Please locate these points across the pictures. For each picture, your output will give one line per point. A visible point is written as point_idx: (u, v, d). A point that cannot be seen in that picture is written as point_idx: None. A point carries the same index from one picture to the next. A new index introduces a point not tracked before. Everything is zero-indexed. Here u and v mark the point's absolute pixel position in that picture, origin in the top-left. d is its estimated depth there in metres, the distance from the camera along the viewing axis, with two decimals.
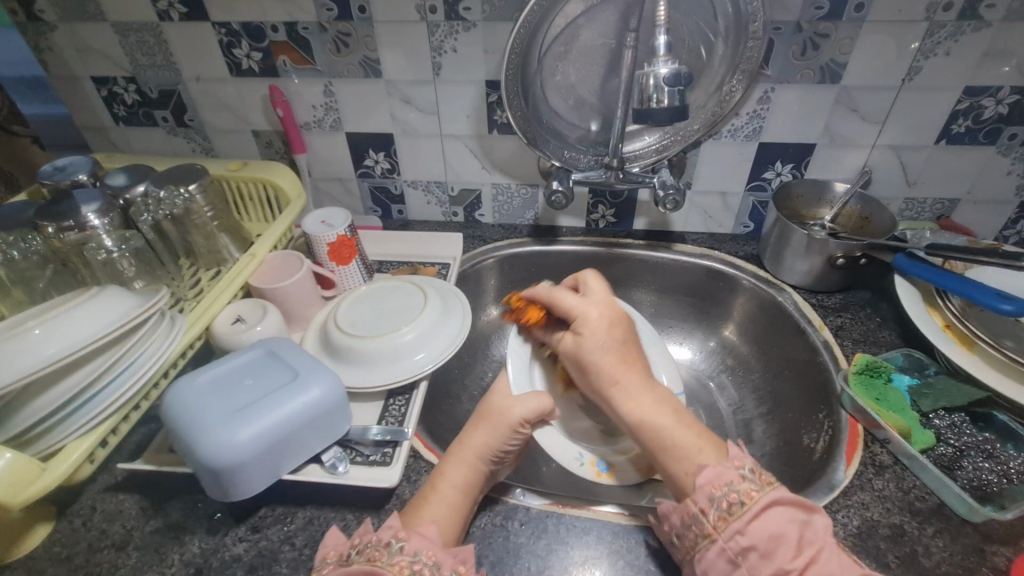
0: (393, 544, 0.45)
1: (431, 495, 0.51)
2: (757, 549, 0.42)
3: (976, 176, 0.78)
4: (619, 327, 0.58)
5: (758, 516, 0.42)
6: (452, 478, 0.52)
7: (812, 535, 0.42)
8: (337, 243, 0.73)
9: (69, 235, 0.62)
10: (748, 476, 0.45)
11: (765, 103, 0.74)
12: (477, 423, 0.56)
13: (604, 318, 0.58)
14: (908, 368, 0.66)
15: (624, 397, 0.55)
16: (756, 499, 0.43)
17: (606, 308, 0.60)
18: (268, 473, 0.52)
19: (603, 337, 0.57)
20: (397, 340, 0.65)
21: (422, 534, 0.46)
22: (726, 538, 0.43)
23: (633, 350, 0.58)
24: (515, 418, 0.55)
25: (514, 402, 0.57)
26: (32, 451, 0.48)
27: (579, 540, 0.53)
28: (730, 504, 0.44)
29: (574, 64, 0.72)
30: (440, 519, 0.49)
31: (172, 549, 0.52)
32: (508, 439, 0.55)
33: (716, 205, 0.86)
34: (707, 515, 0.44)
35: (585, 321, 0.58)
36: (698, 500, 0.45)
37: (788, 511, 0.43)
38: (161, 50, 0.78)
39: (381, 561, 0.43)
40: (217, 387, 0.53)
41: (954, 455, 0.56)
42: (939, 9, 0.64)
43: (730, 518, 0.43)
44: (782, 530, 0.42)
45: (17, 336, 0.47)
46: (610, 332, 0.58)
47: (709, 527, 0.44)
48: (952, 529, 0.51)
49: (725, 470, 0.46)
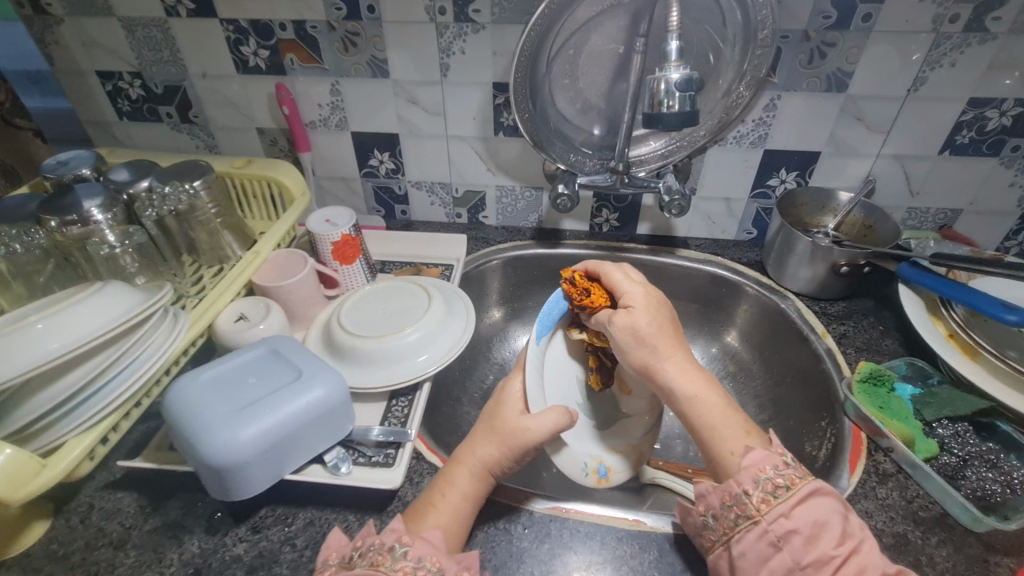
0: (397, 548, 0.44)
1: (439, 502, 0.50)
2: (800, 533, 0.42)
3: (978, 187, 0.79)
4: (665, 307, 0.57)
5: (803, 502, 0.43)
6: (460, 487, 0.52)
7: (853, 528, 0.43)
8: (341, 242, 0.73)
9: (72, 229, 0.62)
10: (791, 464, 0.46)
11: (771, 110, 0.75)
12: (488, 434, 0.54)
13: (651, 297, 0.57)
14: (911, 377, 0.66)
15: (676, 370, 0.53)
16: (799, 485, 0.44)
17: (651, 289, 0.58)
18: (271, 473, 0.52)
19: (654, 312, 0.56)
20: (401, 340, 0.65)
21: (427, 539, 0.46)
22: (771, 519, 0.43)
23: (677, 327, 0.57)
24: (534, 436, 0.52)
25: (529, 417, 0.53)
26: (32, 446, 0.47)
27: (582, 545, 0.52)
28: (775, 487, 0.44)
29: (583, 68, 0.72)
30: (444, 527, 0.49)
31: (170, 548, 0.51)
32: (525, 455, 0.53)
33: (719, 211, 0.87)
34: (751, 497, 0.44)
35: (636, 296, 0.56)
36: (742, 481, 0.45)
37: (829, 502, 0.44)
38: (167, 45, 0.78)
39: (385, 565, 0.43)
40: (222, 389, 0.53)
41: (957, 464, 0.56)
42: (946, 20, 0.65)
43: (775, 500, 0.44)
44: (824, 518, 0.43)
45: (19, 330, 0.47)
46: (659, 310, 0.56)
47: (752, 508, 0.44)
48: (955, 538, 0.51)
49: (771, 455, 0.46)
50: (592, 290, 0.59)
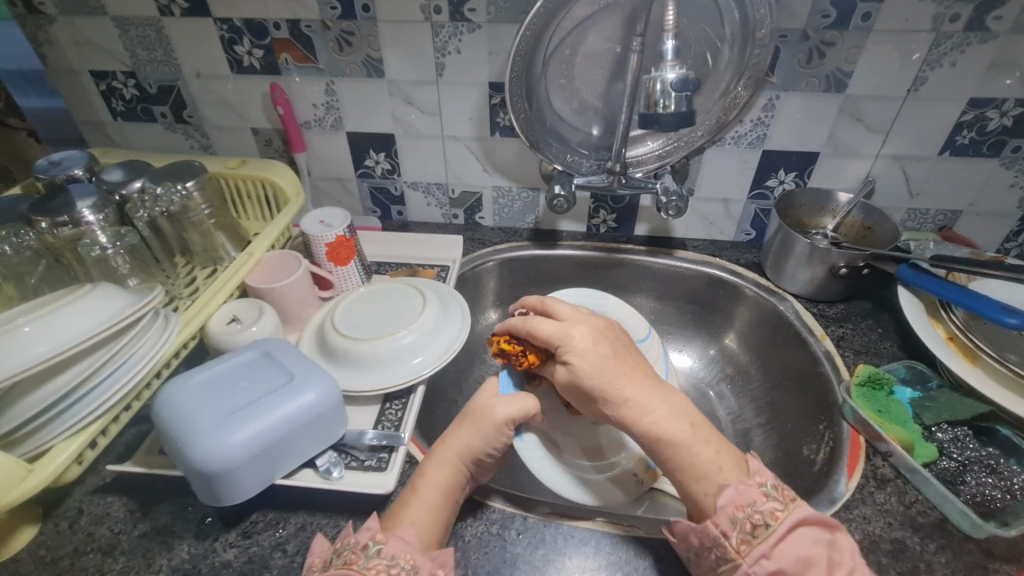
0: (371, 546, 0.44)
1: (413, 496, 0.50)
2: (785, 572, 0.42)
3: (978, 188, 0.78)
4: (606, 342, 0.54)
5: (785, 537, 0.43)
6: (434, 479, 0.51)
7: (840, 558, 0.43)
8: (335, 243, 0.72)
9: (64, 230, 0.61)
10: (772, 495, 0.45)
11: (770, 111, 0.74)
12: (461, 422, 0.55)
13: (589, 337, 0.54)
14: (910, 381, 0.65)
15: (638, 414, 0.50)
16: (781, 519, 0.44)
17: (585, 326, 0.55)
18: (262, 478, 0.51)
19: (595, 356, 0.52)
20: (394, 343, 0.64)
21: (400, 537, 0.45)
22: (751, 562, 0.43)
23: (629, 356, 0.54)
24: (502, 416, 0.54)
25: (496, 402, 0.55)
26: (19, 451, 0.47)
27: (577, 551, 0.52)
28: (753, 526, 0.44)
29: (580, 68, 0.71)
30: (420, 522, 0.48)
31: (160, 553, 0.51)
32: (496, 439, 0.53)
33: (718, 212, 0.86)
34: (729, 539, 0.44)
35: (570, 343, 0.53)
36: (720, 522, 0.45)
37: (814, 531, 0.44)
38: (161, 45, 0.78)
39: (357, 564, 0.43)
40: (210, 390, 0.52)
41: (956, 469, 0.55)
42: (947, 19, 0.64)
43: (754, 540, 0.43)
44: (808, 552, 0.43)
45: (7, 334, 0.46)
46: (599, 346, 0.53)
47: (732, 550, 0.44)
48: (954, 545, 0.50)
49: (748, 488, 0.45)
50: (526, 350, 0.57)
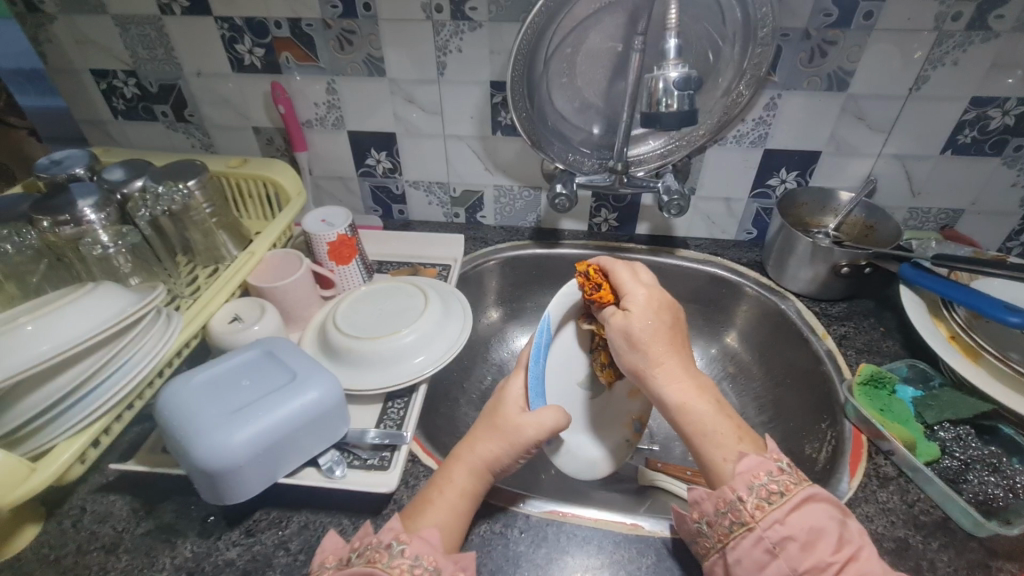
0: (394, 545, 0.44)
1: (435, 499, 0.50)
2: (796, 539, 0.42)
3: (980, 187, 0.78)
4: (668, 312, 0.55)
5: (798, 507, 0.43)
6: (457, 483, 0.51)
7: (849, 535, 0.42)
8: (337, 242, 0.72)
9: (65, 229, 0.61)
10: (787, 470, 0.45)
11: (771, 109, 0.74)
12: (489, 430, 0.54)
13: (654, 300, 0.54)
14: (912, 380, 0.65)
15: (667, 378, 0.52)
16: (794, 491, 0.44)
17: (657, 291, 0.55)
18: (265, 476, 0.51)
19: (654, 318, 0.53)
20: (397, 342, 0.64)
21: (423, 538, 0.45)
22: (765, 526, 0.43)
23: (679, 335, 0.54)
24: (534, 435, 0.52)
25: (535, 417, 0.53)
26: (22, 450, 0.47)
27: (580, 549, 0.52)
28: (770, 493, 0.44)
29: (581, 67, 0.71)
30: (443, 526, 0.48)
31: (162, 552, 0.51)
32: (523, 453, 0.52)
33: (719, 211, 0.86)
34: (745, 503, 0.44)
35: (637, 296, 0.54)
36: (736, 487, 0.45)
37: (825, 507, 0.44)
38: (162, 44, 0.77)
39: (382, 563, 0.43)
40: (215, 389, 0.52)
41: (959, 468, 0.56)
42: (948, 18, 0.64)
43: (768, 506, 0.43)
44: (819, 524, 0.43)
45: (9, 332, 0.46)
46: (659, 316, 0.54)
47: (747, 515, 0.44)
48: (957, 543, 0.50)
49: (766, 461, 0.46)
50: (604, 286, 0.58)
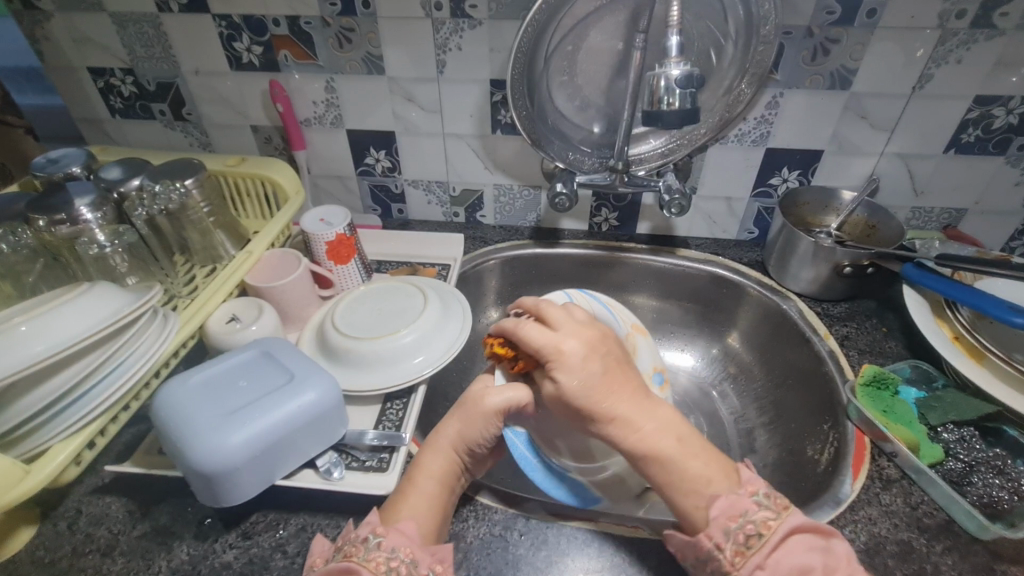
0: (371, 539, 0.43)
1: (410, 488, 0.50)
2: None
3: (983, 187, 0.78)
4: (597, 357, 0.52)
5: (779, 547, 0.42)
6: (428, 468, 0.51)
7: (835, 562, 0.41)
8: (335, 241, 0.72)
9: (60, 229, 0.60)
10: (764, 503, 0.44)
11: (773, 108, 0.73)
12: (450, 414, 0.54)
13: (579, 351, 0.52)
14: (915, 381, 0.65)
15: (625, 430, 0.49)
16: (774, 528, 0.42)
17: (575, 341, 0.52)
18: (261, 478, 0.51)
19: (582, 372, 0.50)
20: (395, 343, 0.64)
21: (401, 530, 0.45)
22: (746, 573, 0.41)
23: (620, 372, 0.52)
24: (492, 406, 0.52)
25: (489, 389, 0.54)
26: (16, 452, 0.46)
27: (581, 552, 0.51)
28: (747, 536, 0.43)
29: (582, 65, 0.70)
30: (419, 515, 0.47)
31: (159, 554, 0.50)
32: (488, 425, 0.52)
33: (720, 210, 0.85)
34: (723, 551, 0.43)
35: (558, 357, 0.51)
36: (713, 535, 0.44)
37: (808, 538, 0.43)
38: (159, 41, 0.77)
39: (357, 557, 0.42)
40: (209, 387, 0.52)
41: (963, 470, 0.55)
42: (952, 16, 0.64)
43: (748, 552, 0.42)
44: (804, 560, 0.41)
45: (3, 332, 0.46)
46: (590, 364, 0.51)
47: (726, 563, 0.43)
48: (961, 546, 0.50)
49: (740, 499, 0.45)
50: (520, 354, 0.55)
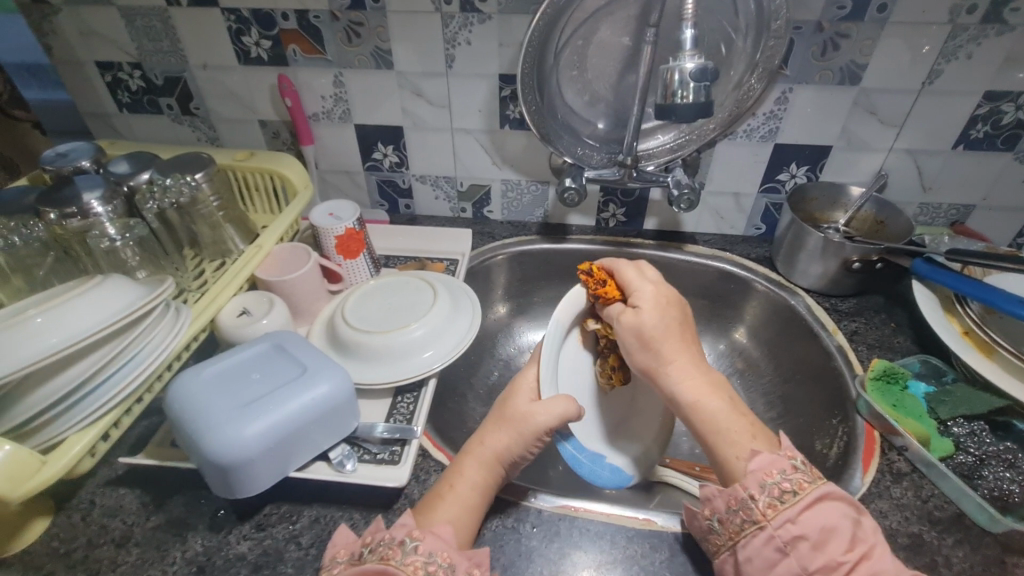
0: (407, 542, 0.43)
1: (447, 493, 0.50)
2: (808, 538, 0.41)
3: (991, 183, 0.78)
4: (675, 308, 0.56)
5: (811, 506, 0.42)
6: (469, 477, 0.51)
7: (863, 533, 0.42)
8: (345, 235, 0.72)
9: (72, 221, 0.61)
10: (801, 467, 0.44)
11: (782, 103, 0.73)
12: (498, 424, 0.53)
13: (662, 294, 0.56)
14: (925, 375, 0.66)
15: (679, 374, 0.52)
16: (808, 490, 0.43)
17: (664, 288, 0.57)
18: (275, 470, 0.51)
19: (660, 314, 0.54)
20: (406, 336, 0.64)
21: (438, 534, 0.45)
22: (777, 525, 0.42)
23: (688, 330, 0.55)
24: (542, 423, 0.52)
25: (540, 407, 0.52)
26: (32, 443, 0.47)
27: (592, 544, 0.51)
28: (782, 492, 0.43)
29: (591, 59, 0.70)
30: (456, 522, 0.48)
31: (173, 546, 0.51)
32: (532, 444, 0.52)
33: (728, 206, 0.85)
34: (757, 502, 0.43)
35: (642, 295, 0.55)
36: (748, 486, 0.44)
37: (839, 506, 0.43)
38: (168, 35, 0.77)
39: (394, 560, 0.42)
40: (226, 384, 0.52)
41: (974, 464, 0.55)
42: (963, 11, 0.64)
43: (782, 505, 0.43)
44: (834, 523, 0.42)
45: (18, 324, 0.46)
46: (668, 312, 0.55)
47: (758, 513, 0.43)
48: (972, 539, 0.50)
49: (779, 458, 0.45)
50: (607, 281, 0.59)
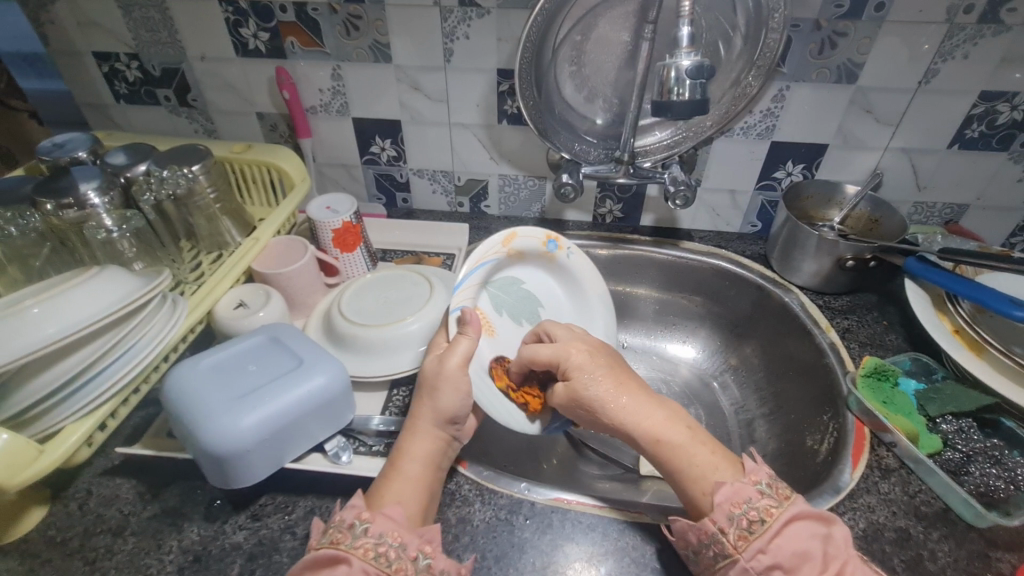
0: (357, 525, 0.43)
1: (392, 473, 0.50)
2: (781, 567, 0.42)
3: (985, 183, 0.78)
4: (600, 355, 0.55)
5: (781, 533, 0.43)
6: (412, 452, 0.51)
7: (834, 550, 0.42)
8: (342, 229, 0.72)
9: (68, 213, 0.61)
10: (767, 492, 0.45)
11: (779, 101, 0.74)
12: (421, 390, 0.54)
13: (583, 352, 0.55)
14: (915, 373, 0.66)
15: (635, 420, 0.51)
16: (776, 515, 0.43)
17: (578, 342, 0.56)
18: (272, 461, 0.51)
19: (592, 368, 0.53)
20: (401, 330, 0.64)
21: (387, 515, 0.45)
22: (748, 557, 0.43)
23: (624, 370, 0.55)
24: (453, 367, 0.53)
25: (447, 352, 0.54)
26: (30, 432, 0.47)
27: (584, 536, 0.52)
28: (750, 522, 0.44)
29: (590, 55, 0.70)
30: (405, 499, 0.47)
31: (169, 535, 0.51)
32: (458, 389, 0.53)
33: (724, 203, 0.86)
34: (727, 535, 0.44)
35: (568, 362, 0.54)
36: (717, 519, 0.45)
37: (809, 526, 0.43)
38: (165, 26, 0.76)
39: (345, 544, 0.42)
40: (221, 372, 0.52)
41: (961, 460, 0.56)
42: (961, 11, 0.64)
43: (751, 536, 0.43)
44: (805, 546, 0.42)
45: (15, 314, 0.46)
46: (596, 361, 0.54)
47: (729, 546, 0.44)
48: (957, 534, 0.51)
49: (743, 486, 0.45)
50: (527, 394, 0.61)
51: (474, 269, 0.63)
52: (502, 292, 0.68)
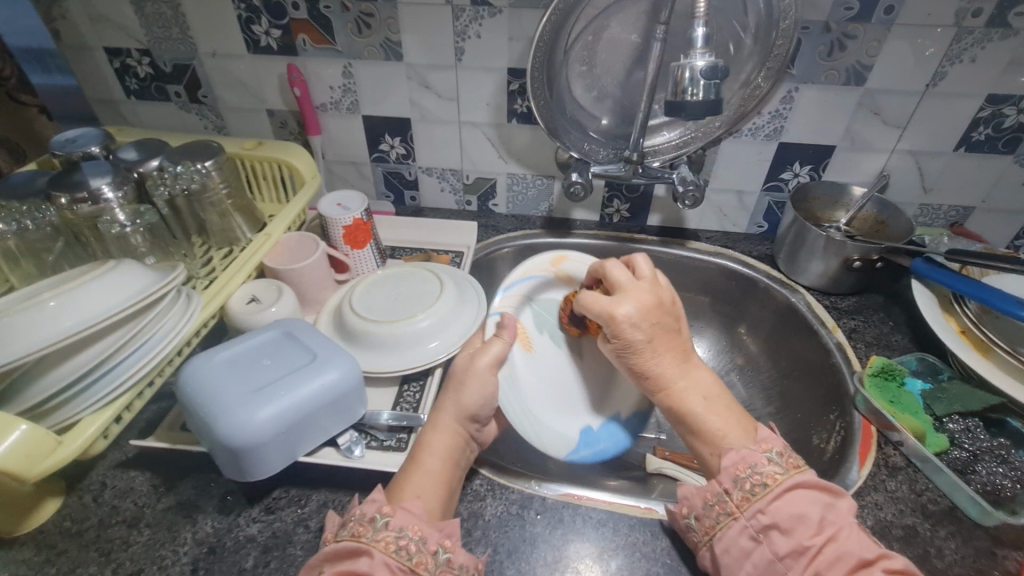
0: (378, 519, 0.44)
1: (413, 467, 0.50)
2: (778, 527, 0.43)
3: (991, 185, 0.79)
4: (651, 320, 0.53)
5: (782, 496, 0.44)
6: (433, 447, 0.52)
7: (835, 516, 0.43)
8: (352, 226, 0.72)
9: (82, 207, 0.61)
10: (775, 460, 0.46)
11: (788, 103, 0.74)
12: (447, 386, 0.55)
13: (634, 315, 0.53)
14: (921, 373, 0.67)
15: (671, 397, 0.52)
16: (779, 481, 0.44)
17: (637, 299, 0.54)
18: (286, 453, 0.52)
19: (637, 335, 0.53)
20: (411, 326, 0.65)
21: (407, 508, 0.45)
22: (749, 516, 0.44)
23: (668, 339, 0.54)
24: (484, 365, 0.56)
25: (479, 350, 0.57)
26: (48, 423, 0.47)
27: (595, 532, 0.52)
28: (753, 485, 0.45)
29: (601, 55, 0.71)
30: (425, 493, 0.48)
31: (184, 527, 0.52)
32: (483, 386, 0.55)
33: (731, 204, 0.86)
34: (731, 495, 0.45)
35: (617, 327, 0.53)
36: (722, 480, 0.46)
37: (812, 494, 0.44)
38: (177, 22, 0.77)
39: (366, 537, 0.43)
40: (236, 367, 0.53)
41: (968, 459, 0.57)
42: (969, 14, 0.64)
43: (753, 498, 0.44)
44: (804, 510, 0.43)
45: (32, 307, 0.46)
46: (645, 328, 0.53)
47: (732, 505, 0.45)
48: (964, 531, 0.52)
49: (751, 453, 0.46)
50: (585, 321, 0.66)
51: (518, 281, 0.69)
52: (548, 314, 0.70)
